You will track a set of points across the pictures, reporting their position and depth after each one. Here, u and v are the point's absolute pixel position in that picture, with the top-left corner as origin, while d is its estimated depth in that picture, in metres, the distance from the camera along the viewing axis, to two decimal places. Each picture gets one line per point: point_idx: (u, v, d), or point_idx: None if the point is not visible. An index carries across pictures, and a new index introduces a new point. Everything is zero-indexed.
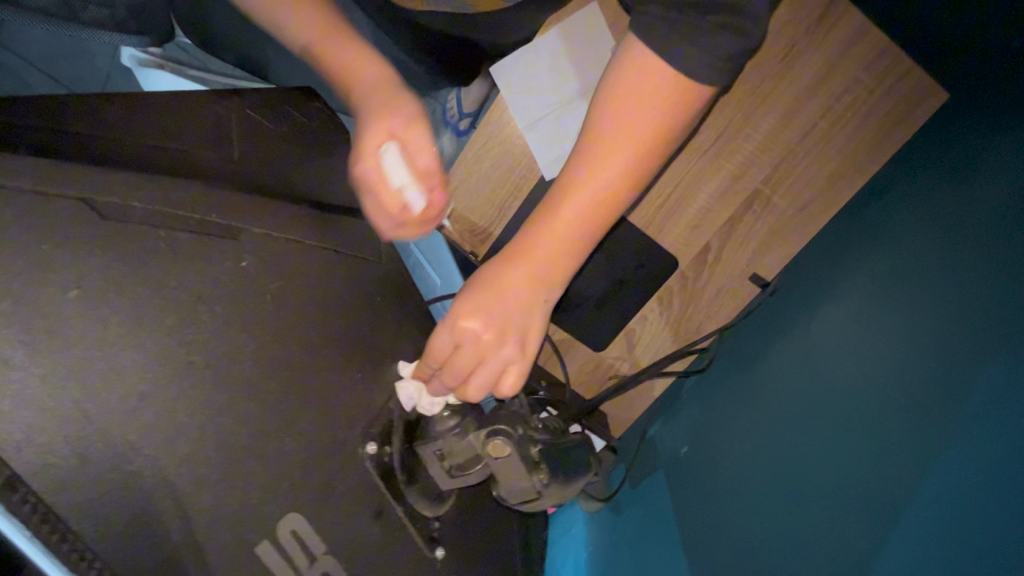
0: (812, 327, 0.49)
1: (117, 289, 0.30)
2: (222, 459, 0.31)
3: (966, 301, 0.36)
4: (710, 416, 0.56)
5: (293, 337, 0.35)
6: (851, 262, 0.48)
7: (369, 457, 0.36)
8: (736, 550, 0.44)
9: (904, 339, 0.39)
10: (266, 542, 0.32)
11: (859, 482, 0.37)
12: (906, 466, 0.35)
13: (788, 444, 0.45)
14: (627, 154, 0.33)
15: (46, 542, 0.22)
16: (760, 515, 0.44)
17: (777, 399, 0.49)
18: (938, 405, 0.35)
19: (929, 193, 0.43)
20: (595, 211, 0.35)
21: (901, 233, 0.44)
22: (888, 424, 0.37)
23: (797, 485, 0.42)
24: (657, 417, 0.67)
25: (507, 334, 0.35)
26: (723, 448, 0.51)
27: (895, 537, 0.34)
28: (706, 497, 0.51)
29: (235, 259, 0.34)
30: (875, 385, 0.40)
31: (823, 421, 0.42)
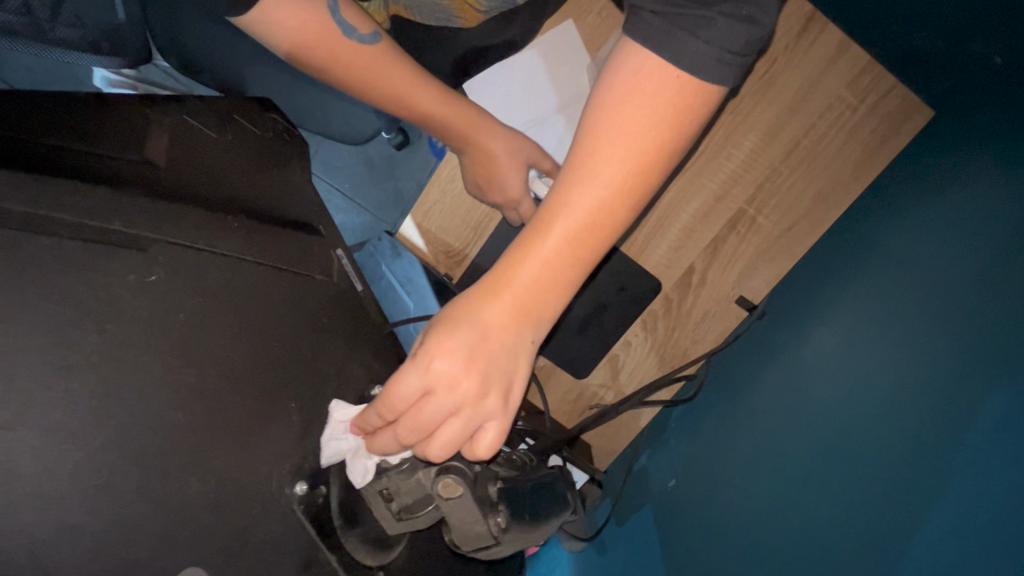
0: (842, 354, 0.59)
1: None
2: (117, 509, 0.27)
3: (965, 348, 0.47)
4: (719, 435, 0.71)
5: (218, 355, 0.34)
6: (868, 326, 0.58)
7: (297, 500, 0.36)
8: (744, 558, 0.56)
9: (927, 385, 0.49)
10: None
11: (887, 495, 0.47)
12: (926, 487, 0.45)
13: (825, 455, 0.55)
14: (620, 167, 0.39)
15: None
16: (776, 525, 0.56)
17: (817, 415, 0.58)
18: (951, 435, 0.45)
19: (915, 291, 0.55)
20: (590, 227, 0.39)
21: (894, 320, 0.55)
22: (902, 445, 0.48)
23: (825, 484, 0.54)
24: (647, 448, 0.85)
25: (486, 384, 0.39)
26: (730, 465, 0.66)
27: (917, 542, 0.43)
28: (707, 518, 0.65)
29: (141, 272, 0.32)
30: (904, 415, 0.49)
31: (874, 433, 0.51)
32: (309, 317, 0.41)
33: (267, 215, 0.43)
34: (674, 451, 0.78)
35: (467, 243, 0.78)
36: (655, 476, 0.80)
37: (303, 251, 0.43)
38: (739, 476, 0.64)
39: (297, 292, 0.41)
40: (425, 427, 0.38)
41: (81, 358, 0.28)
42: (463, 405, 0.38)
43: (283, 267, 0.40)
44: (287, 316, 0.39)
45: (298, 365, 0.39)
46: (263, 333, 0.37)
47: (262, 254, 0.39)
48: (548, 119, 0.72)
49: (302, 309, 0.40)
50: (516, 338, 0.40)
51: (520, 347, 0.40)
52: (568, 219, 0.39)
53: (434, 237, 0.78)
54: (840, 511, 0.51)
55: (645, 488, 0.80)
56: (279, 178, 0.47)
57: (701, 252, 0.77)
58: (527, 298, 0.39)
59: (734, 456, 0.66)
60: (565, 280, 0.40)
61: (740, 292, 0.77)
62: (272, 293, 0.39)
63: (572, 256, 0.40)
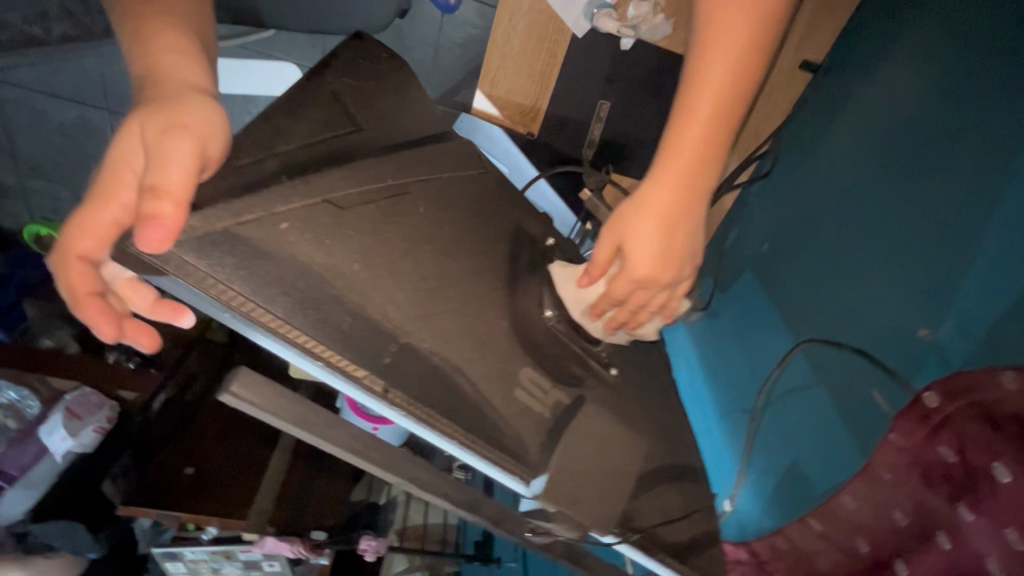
0: (820, 160, 0.81)
1: (315, 225, 0.40)
2: (468, 349, 0.46)
3: (905, 142, 0.67)
4: (805, 209, 0.82)
5: (395, 221, 0.46)
6: (838, 130, 0.79)
7: (549, 320, 0.55)
8: (814, 317, 0.75)
9: (838, 170, 0.77)
10: (521, 387, 0.48)
11: (885, 270, 0.65)
12: (844, 249, 0.73)
13: (839, 246, 0.73)
14: (725, 75, 0.50)
15: (347, 376, 0.38)
16: (834, 304, 0.72)
17: (822, 226, 0.77)
18: (868, 197, 0.71)
19: (875, 101, 0.73)
20: (707, 126, 0.51)
21: (851, 130, 0.76)
22: (840, 235, 0.74)
23: (826, 270, 0.74)
24: (733, 227, 0.99)
25: (674, 250, 0.54)
26: (827, 221, 0.77)
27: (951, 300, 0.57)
28: (819, 281, 0.75)
29: (316, 185, 0.42)
30: (836, 200, 0.76)
31: (841, 227, 0.74)
32: (428, 162, 0.53)
33: (383, 138, 0.52)
34: (762, 218, 0.91)
35: (536, 99, 0.81)
36: (747, 243, 0.95)
37: (392, 124, 0.54)
38: (855, 197, 0.73)
39: (401, 150, 0.52)
40: (636, 293, 0.54)
41: (400, 259, 0.45)
42: (665, 283, 0.55)
43: (381, 141, 0.51)
44: (413, 171, 0.51)
45: (437, 196, 0.52)
46: (401, 202, 0.48)
47: (364, 140, 0.49)
48: None
49: (419, 161, 0.52)
50: (684, 207, 0.53)
51: (689, 207, 0.54)
52: (703, 104, 0.51)
53: (507, 102, 0.82)
54: (857, 301, 0.68)
55: (737, 260, 0.96)
56: (334, 86, 0.52)
57: None
58: (684, 170, 0.52)
59: (832, 193, 0.77)
60: (707, 152, 0.52)
61: (804, 58, 0.85)
62: (396, 155, 0.50)
63: (702, 136, 0.52)
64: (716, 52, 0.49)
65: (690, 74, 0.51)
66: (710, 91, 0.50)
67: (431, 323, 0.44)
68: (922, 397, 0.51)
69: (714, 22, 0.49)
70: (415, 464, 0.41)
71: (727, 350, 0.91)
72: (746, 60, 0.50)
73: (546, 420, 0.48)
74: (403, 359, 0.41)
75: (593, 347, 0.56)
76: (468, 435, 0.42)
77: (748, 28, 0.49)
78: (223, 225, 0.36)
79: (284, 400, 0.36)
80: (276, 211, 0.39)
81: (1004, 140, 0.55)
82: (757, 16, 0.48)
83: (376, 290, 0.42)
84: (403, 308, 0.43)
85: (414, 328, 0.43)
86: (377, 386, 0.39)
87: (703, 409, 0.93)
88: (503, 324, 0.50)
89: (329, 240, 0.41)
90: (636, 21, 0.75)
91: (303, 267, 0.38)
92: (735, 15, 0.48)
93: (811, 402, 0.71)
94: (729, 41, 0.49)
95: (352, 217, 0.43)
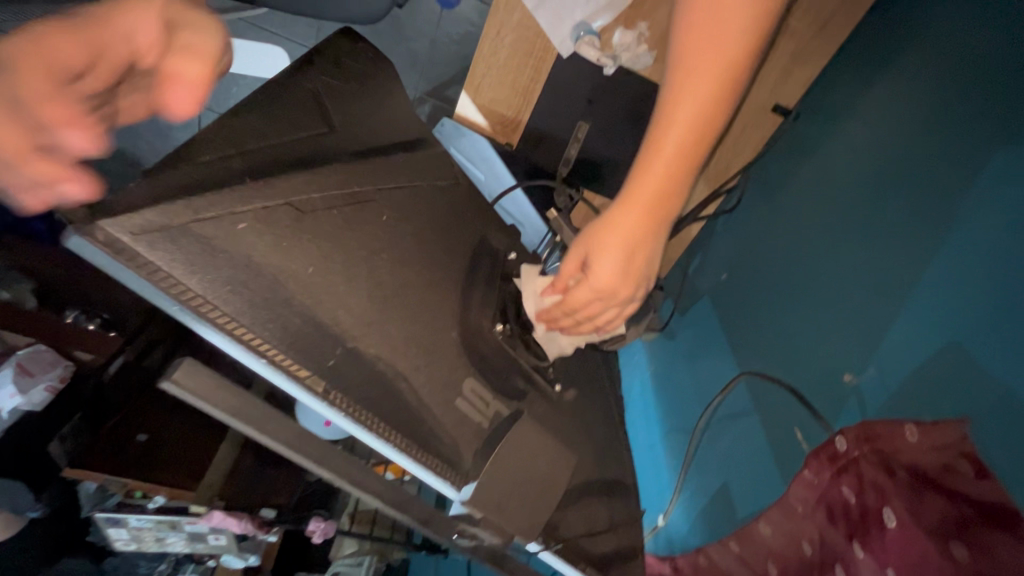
0: (785, 200, 0.84)
1: (273, 225, 0.41)
2: (414, 356, 0.47)
3: (866, 191, 0.69)
4: (762, 245, 0.86)
5: (353, 226, 0.47)
6: (806, 172, 0.82)
7: (497, 334, 0.56)
8: (763, 352, 0.77)
9: (804, 209, 0.79)
10: (461, 397, 0.50)
11: (832, 315, 0.68)
12: (798, 286, 0.75)
13: (795, 283, 0.76)
14: (701, 108, 0.49)
15: (294, 376, 0.39)
16: (781, 340, 0.75)
17: (778, 262, 0.81)
18: (823, 239, 0.73)
19: (838, 150, 0.76)
20: (679, 157, 0.51)
21: (816, 174, 0.79)
22: (795, 274, 0.77)
23: (779, 306, 0.77)
24: (697, 254, 1.03)
25: (635, 272, 0.56)
26: (782, 259, 0.80)
27: (886, 352, 0.59)
28: (768, 316, 0.79)
29: (283, 189, 0.43)
30: (797, 239, 0.79)
31: (798, 266, 0.76)
32: (398, 170, 0.54)
33: (352, 142, 0.52)
34: (724, 248, 0.95)
35: (519, 110, 0.83)
36: (708, 270, 0.98)
37: (367, 129, 0.55)
38: (810, 242, 0.76)
39: (374, 155, 0.53)
40: (592, 309, 0.57)
41: (354, 264, 0.45)
42: (621, 302, 0.58)
43: (356, 146, 0.52)
44: (381, 179, 0.52)
45: (400, 204, 0.53)
46: (365, 209, 0.49)
47: (339, 145, 0.51)
48: None
49: (390, 169, 0.54)
50: (651, 234, 0.55)
51: (655, 234, 0.55)
52: (674, 136, 0.50)
53: (489, 110, 0.83)
54: (802, 341, 0.71)
55: (697, 285, 1.00)
56: (317, 85, 0.53)
57: None
58: (655, 200, 0.53)
59: (787, 236, 0.81)
60: (677, 178, 0.52)
61: (777, 100, 0.85)
62: (367, 161, 0.52)
63: (676, 167, 0.51)
64: (684, 97, 0.49)
65: (660, 112, 0.51)
66: (675, 133, 0.50)
67: (379, 330, 0.45)
68: (834, 440, 0.54)
69: (686, 67, 0.49)
70: (351, 461, 0.43)
71: (677, 371, 0.95)
72: (713, 105, 0.49)
73: (482, 430, 0.51)
74: (351, 363, 0.43)
75: (540, 363, 0.59)
76: (407, 439, 0.44)
77: (716, 75, 0.48)
78: (179, 223, 0.36)
79: (226, 394, 0.37)
80: (236, 210, 0.39)
81: (952, 207, 0.56)
82: (724, 66, 0.48)
83: (329, 293, 0.43)
84: (352, 315, 0.44)
85: (362, 334, 0.44)
86: (318, 387, 0.40)
87: (649, 426, 0.97)
88: (452, 336, 0.51)
89: (288, 243, 0.41)
90: (619, 49, 0.78)
91: (259, 267, 0.39)
92: (705, 60, 0.48)
93: (745, 430, 0.75)
94: (697, 87, 0.48)
95: (311, 221, 0.44)
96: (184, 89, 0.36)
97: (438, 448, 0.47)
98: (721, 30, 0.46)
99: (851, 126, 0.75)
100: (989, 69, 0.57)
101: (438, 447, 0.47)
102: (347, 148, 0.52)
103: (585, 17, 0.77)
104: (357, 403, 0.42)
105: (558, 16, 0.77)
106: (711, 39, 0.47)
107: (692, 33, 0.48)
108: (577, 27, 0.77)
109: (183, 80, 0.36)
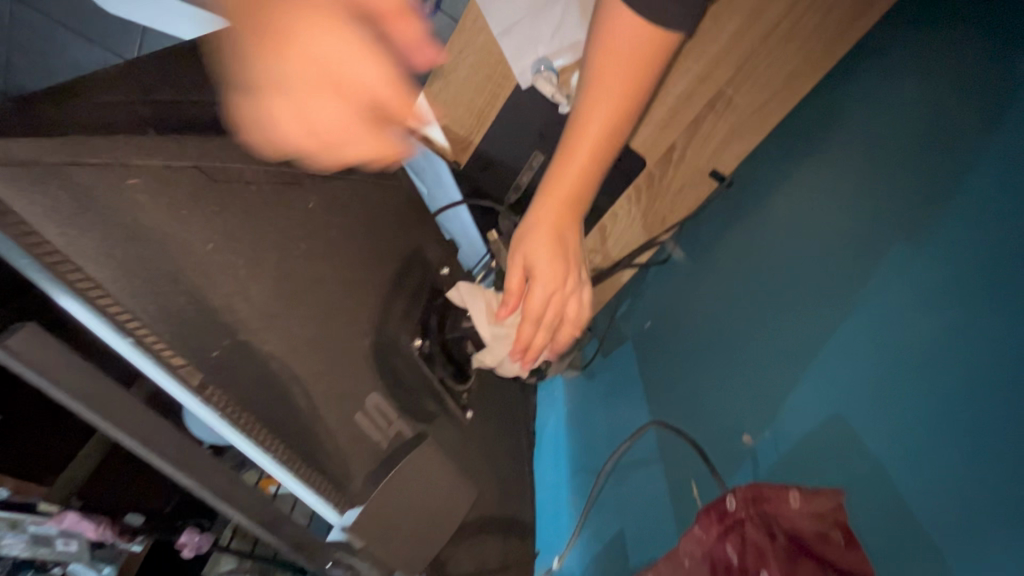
0: (715, 256, 0.87)
1: (169, 184, 0.32)
2: None
3: (794, 257, 0.72)
4: (691, 297, 0.88)
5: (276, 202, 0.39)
6: (735, 233, 0.86)
7: (415, 349, 0.50)
8: (681, 404, 0.78)
9: (733, 266, 0.82)
10: (361, 413, 0.43)
11: (751, 372, 0.69)
12: (722, 338, 0.77)
13: (720, 338, 0.77)
14: (610, 106, 0.51)
15: (171, 367, 0.30)
16: (700, 393, 0.76)
17: (704, 315, 0.83)
18: (749, 299, 0.75)
19: (769, 216, 0.80)
20: (597, 152, 0.52)
21: (746, 236, 0.83)
22: (720, 328, 0.78)
23: (704, 359, 0.78)
24: (626, 300, 1.05)
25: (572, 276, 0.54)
26: (709, 312, 0.82)
27: (799, 416, 0.60)
28: (688, 367, 0.80)
29: (195, 152, 0.34)
30: (724, 294, 0.81)
31: (723, 321, 0.78)
32: (342, 159, 0.48)
33: None
34: (653, 297, 0.98)
35: (472, 130, 0.83)
36: (635, 316, 1.01)
37: None
38: (735, 301, 0.78)
39: None
40: (538, 323, 0.54)
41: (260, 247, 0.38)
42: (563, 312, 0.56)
43: None
44: (322, 163, 0.45)
45: (335, 186, 0.45)
46: (292, 189, 0.41)
47: None
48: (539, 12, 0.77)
49: (335, 158, 0.47)
50: (579, 236, 0.54)
51: (582, 236, 0.55)
52: (592, 134, 0.52)
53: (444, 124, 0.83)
54: (719, 397, 0.72)
55: (625, 328, 1.01)
56: None
57: (683, 130, 0.88)
58: (577, 200, 0.53)
59: (711, 291, 0.83)
60: (596, 177, 0.53)
61: (714, 166, 0.90)
62: None
63: (593, 162, 0.53)
64: (595, 107, 0.51)
65: (574, 120, 0.52)
66: (587, 141, 0.52)
67: (287, 330, 0.37)
68: (724, 496, 0.54)
69: (596, 81, 0.51)
70: (215, 471, 0.35)
71: (594, 412, 0.95)
72: (618, 113, 0.51)
73: (380, 451, 0.44)
74: (239, 359, 0.34)
75: (456, 386, 0.54)
76: (292, 453, 0.37)
77: (623, 88, 0.50)
78: (50, 158, 0.26)
79: (75, 375, 0.29)
80: (129, 162, 0.30)
81: (873, 289, 0.59)
82: (628, 82, 0.50)
83: (228, 276, 0.34)
84: (260, 306, 0.35)
85: (261, 326, 0.35)
86: (193, 379, 0.31)
87: (558, 464, 0.95)
88: (365, 344, 0.44)
89: (188, 212, 0.32)
90: (577, 89, 0.78)
91: (151, 235, 0.30)
92: (613, 75, 0.50)
93: (652, 477, 0.75)
94: (605, 99, 0.51)
95: (224, 193, 0.35)
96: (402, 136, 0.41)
97: (327, 469, 0.40)
98: (626, 49, 0.49)
99: (781, 198, 0.80)
100: (915, 167, 0.61)
101: (330, 467, 0.40)
102: None
103: (549, 53, 0.78)
104: (235, 401, 0.33)
105: (521, 47, 0.78)
106: (619, 54, 0.49)
107: (601, 50, 0.50)
108: (539, 61, 0.78)
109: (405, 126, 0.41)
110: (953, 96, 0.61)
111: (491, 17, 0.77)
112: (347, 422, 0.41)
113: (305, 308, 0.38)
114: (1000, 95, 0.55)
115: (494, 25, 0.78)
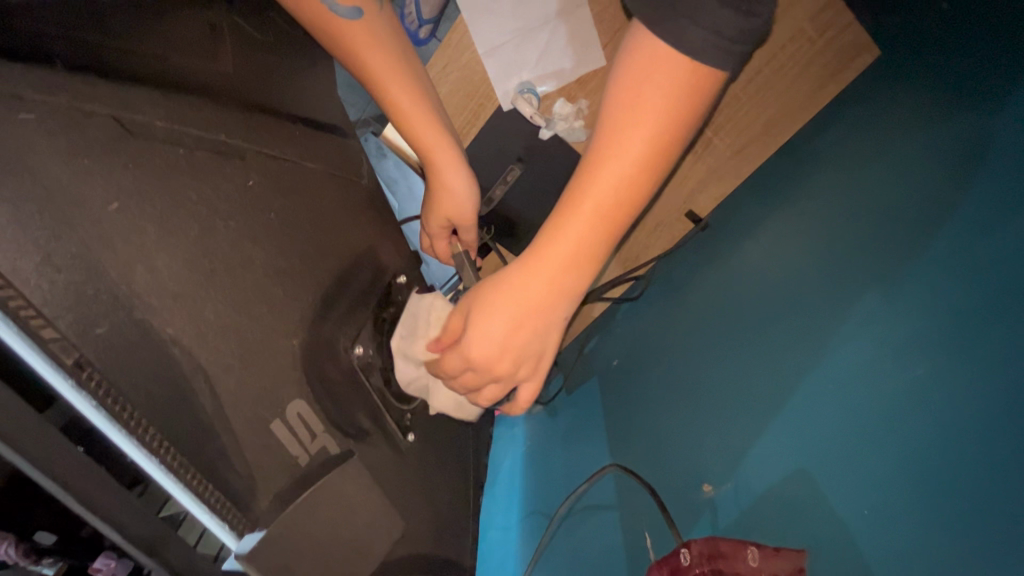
0: (686, 295, 0.85)
1: (68, 127, 0.28)
2: None
3: (767, 301, 0.69)
4: (659, 336, 0.85)
5: (209, 176, 0.35)
6: (705, 272, 0.84)
7: (355, 358, 0.46)
8: (644, 449, 0.74)
9: (707, 306, 0.79)
10: (279, 420, 0.38)
11: (722, 421, 0.65)
12: (693, 384, 0.72)
13: (691, 379, 0.73)
14: (633, 155, 0.45)
15: (35, 338, 0.25)
16: (667, 439, 0.71)
17: (671, 356, 0.80)
18: (720, 343, 0.72)
19: (742, 257, 0.78)
20: (607, 209, 0.46)
21: (717, 275, 0.81)
22: (693, 372, 0.74)
23: (673, 404, 0.74)
24: (595, 336, 1.03)
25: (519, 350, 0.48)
26: (676, 352, 0.79)
27: (776, 475, 0.55)
28: (654, 408, 0.77)
29: (119, 104, 0.31)
30: (696, 337, 0.77)
31: (694, 363, 0.74)
32: (300, 150, 0.45)
33: (249, 95, 0.43)
34: (621, 335, 0.95)
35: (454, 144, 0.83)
36: (602, 352, 0.99)
37: (277, 93, 0.46)
38: (705, 342, 0.75)
39: (278, 123, 0.44)
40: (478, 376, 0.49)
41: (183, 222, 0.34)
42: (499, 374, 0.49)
43: (255, 101, 0.43)
44: (275, 144, 0.42)
45: (287, 176, 0.42)
46: (237, 167, 0.37)
47: (236, 94, 0.41)
48: (524, 37, 0.78)
49: (293, 147, 0.44)
50: (552, 302, 0.48)
51: (556, 307, 0.48)
52: (599, 188, 0.45)
53: None
54: (683, 443, 0.69)
55: (592, 365, 0.99)
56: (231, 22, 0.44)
57: None
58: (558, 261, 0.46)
59: (680, 330, 0.81)
60: (589, 238, 0.46)
61: (688, 208, 0.92)
62: (262, 120, 0.42)
63: (597, 220, 0.46)
64: (613, 162, 0.45)
65: (586, 167, 0.47)
66: (599, 195, 0.45)
67: (194, 317, 0.32)
68: (677, 550, 0.50)
69: (619, 143, 0.45)
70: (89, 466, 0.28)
71: (551, 453, 0.90)
72: (626, 187, 0.46)
73: (297, 469, 0.39)
74: (130, 338, 0.29)
75: (397, 405, 0.50)
76: (181, 458, 0.31)
77: (636, 163, 0.45)
78: None
79: None
80: (25, 92, 0.27)
81: (839, 339, 0.56)
82: (659, 144, 0.45)
83: (130, 243, 0.29)
84: (168, 282, 0.31)
85: (162, 304, 0.31)
86: (68, 357, 0.26)
87: (507, 506, 0.88)
88: (293, 345, 0.39)
89: (91, 162, 0.28)
90: (557, 117, 0.78)
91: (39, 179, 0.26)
92: (630, 149, 0.45)
93: (605, 523, 0.71)
94: (626, 150, 0.45)
95: (142, 149, 0.31)
96: (462, 195, 0.61)
97: (224, 479, 0.34)
98: (667, 100, 0.45)
99: (752, 241, 0.78)
100: (893, 213, 0.58)
101: (227, 478, 0.35)
102: (237, 98, 0.41)
103: (531, 78, 0.78)
104: (121, 387, 0.29)
105: (502, 70, 0.78)
106: (655, 104, 0.45)
107: (634, 101, 0.46)
108: (521, 84, 0.78)
109: (459, 188, 0.61)
110: (921, 139, 0.60)
111: (477, 37, 0.78)
112: (259, 431, 0.36)
113: (222, 294, 0.34)
114: (970, 139, 0.54)
115: (480, 46, 0.78)
